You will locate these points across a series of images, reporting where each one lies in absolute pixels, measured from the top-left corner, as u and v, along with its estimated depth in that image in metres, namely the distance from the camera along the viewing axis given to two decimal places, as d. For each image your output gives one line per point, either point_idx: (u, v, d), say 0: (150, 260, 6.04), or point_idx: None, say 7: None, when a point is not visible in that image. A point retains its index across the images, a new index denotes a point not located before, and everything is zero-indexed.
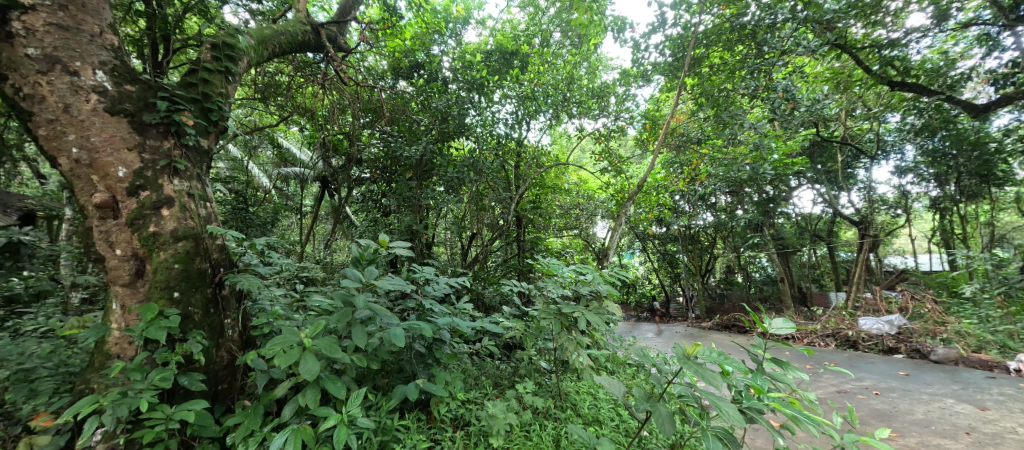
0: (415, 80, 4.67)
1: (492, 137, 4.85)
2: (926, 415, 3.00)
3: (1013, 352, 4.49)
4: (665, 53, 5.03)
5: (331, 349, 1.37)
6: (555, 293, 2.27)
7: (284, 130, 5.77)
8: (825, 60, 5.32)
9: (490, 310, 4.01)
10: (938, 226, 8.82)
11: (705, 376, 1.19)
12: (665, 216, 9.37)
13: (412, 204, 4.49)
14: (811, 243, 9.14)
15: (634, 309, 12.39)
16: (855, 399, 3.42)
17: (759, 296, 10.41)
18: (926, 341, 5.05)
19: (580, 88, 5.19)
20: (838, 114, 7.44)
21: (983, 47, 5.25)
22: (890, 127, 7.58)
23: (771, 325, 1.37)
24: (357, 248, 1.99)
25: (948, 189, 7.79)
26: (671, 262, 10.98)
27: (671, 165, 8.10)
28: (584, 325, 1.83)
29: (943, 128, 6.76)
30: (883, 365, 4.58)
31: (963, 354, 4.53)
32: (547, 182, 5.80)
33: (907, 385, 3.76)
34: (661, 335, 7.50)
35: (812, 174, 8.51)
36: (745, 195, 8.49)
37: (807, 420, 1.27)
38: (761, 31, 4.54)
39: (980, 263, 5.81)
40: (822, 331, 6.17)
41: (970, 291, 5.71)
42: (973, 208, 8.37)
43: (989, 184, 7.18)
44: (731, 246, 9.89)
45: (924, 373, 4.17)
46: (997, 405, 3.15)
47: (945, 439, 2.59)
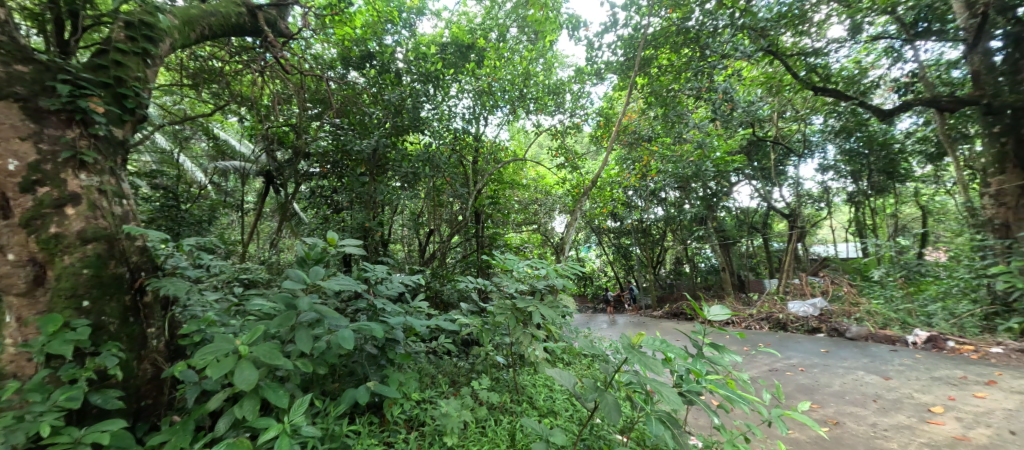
0: (367, 70, 4.47)
1: (448, 132, 4.84)
2: (842, 387, 3.37)
3: (912, 327, 5.08)
4: (617, 53, 5.25)
5: (271, 356, 1.28)
6: (510, 288, 2.29)
7: (220, 120, 5.32)
8: (760, 64, 5.82)
9: (448, 307, 3.97)
10: (854, 217, 9.85)
11: (647, 363, 1.22)
12: (618, 211, 9.71)
13: (365, 200, 4.37)
14: (748, 235, 9.87)
15: (591, 301, 12.78)
16: (784, 376, 3.77)
17: (704, 285, 11.12)
18: (843, 321, 5.66)
19: (536, 84, 5.27)
20: (771, 116, 8.06)
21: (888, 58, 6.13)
22: (815, 129, 8.38)
23: (709, 313, 1.49)
24: (302, 247, 1.88)
25: (861, 184, 8.73)
26: (625, 255, 11.42)
27: (624, 162, 8.49)
28: (538, 319, 1.87)
29: (858, 130, 7.57)
30: (807, 343, 5.09)
31: (872, 331, 5.10)
32: (504, 177, 5.84)
33: (826, 360, 4.21)
34: (614, 325, 7.85)
35: (749, 171, 9.16)
36: (691, 191, 9.04)
37: (739, 399, 1.37)
38: (703, 36, 4.86)
39: (886, 250, 6.57)
40: (758, 315, 6.87)
41: (878, 274, 6.46)
42: (881, 202, 9.45)
43: (894, 180, 8.16)
44: (679, 238, 10.47)
45: (841, 349, 4.68)
46: (898, 374, 3.60)
47: (857, 407, 2.93)
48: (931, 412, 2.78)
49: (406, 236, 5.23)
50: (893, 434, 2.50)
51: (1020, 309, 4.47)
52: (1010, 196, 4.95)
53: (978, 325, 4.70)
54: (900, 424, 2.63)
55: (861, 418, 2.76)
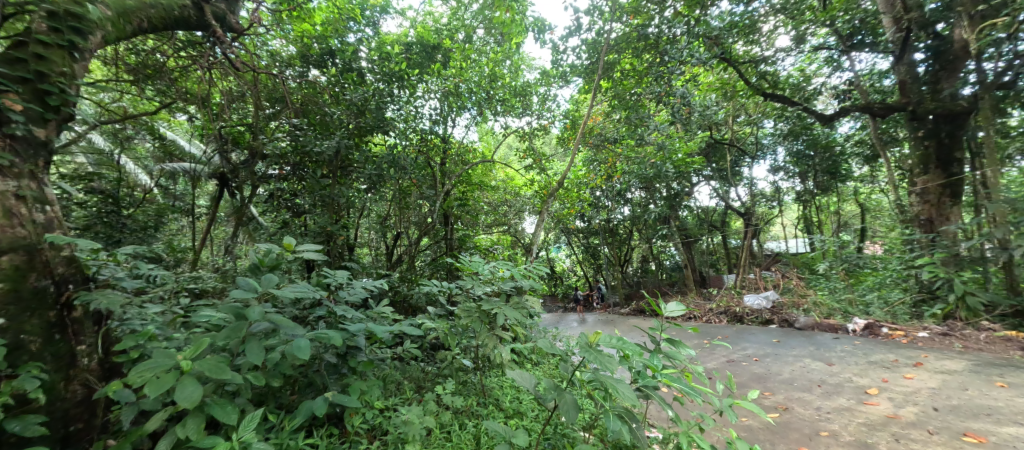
0: (327, 69, 4.29)
1: (414, 133, 4.82)
2: (791, 374, 3.60)
3: (852, 316, 5.51)
4: (581, 56, 5.37)
5: (217, 371, 1.21)
6: (476, 290, 2.29)
7: (167, 119, 4.99)
8: (716, 70, 6.13)
9: (415, 311, 3.91)
10: (802, 215, 10.54)
11: (603, 361, 1.26)
12: (586, 211, 9.90)
13: (327, 203, 4.12)
14: (708, 233, 10.34)
15: (561, 300, 12.96)
16: (739, 366, 3.99)
17: (668, 282, 11.54)
18: (793, 312, 6.05)
19: (503, 86, 5.27)
20: (727, 120, 8.50)
21: (829, 67, 6.63)
22: (766, 132, 8.91)
23: (665, 309, 1.62)
24: (256, 254, 1.79)
25: (807, 184, 9.36)
26: (593, 255, 11.66)
27: (591, 163, 8.69)
28: (502, 321, 1.87)
29: (803, 134, 8.13)
30: (761, 334, 5.40)
31: (818, 321, 5.48)
32: (473, 179, 5.80)
33: (778, 350, 4.48)
34: (584, 324, 8.00)
35: (708, 172, 9.59)
36: (655, 191, 9.36)
37: (692, 392, 1.43)
38: (661, 42, 5.07)
39: (830, 245, 7.08)
40: (717, 309, 7.21)
41: (823, 268, 6.95)
42: (825, 200, 10.17)
43: (836, 180, 8.80)
44: (644, 237, 10.81)
45: (791, 339, 4.99)
46: (840, 360, 3.89)
47: (803, 393, 3.14)
48: (867, 394, 3.03)
49: (373, 240, 5.07)
50: (834, 416, 2.70)
51: (942, 296, 4.94)
52: (933, 194, 5.46)
53: (907, 312, 5.16)
54: (840, 406, 2.84)
55: (807, 402, 2.96)
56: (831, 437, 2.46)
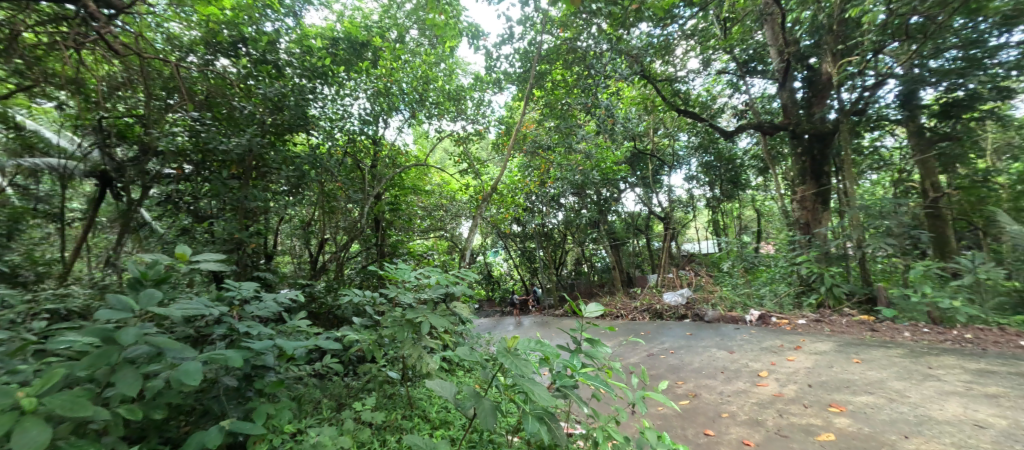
0: (238, 59, 3.72)
1: (343, 133, 4.59)
2: (700, 363, 3.99)
3: (750, 308, 6.26)
4: (514, 64, 5.48)
5: (73, 408, 1.01)
6: (401, 298, 2.21)
7: (27, 106, 4.16)
8: (638, 86, 6.63)
9: (339, 322, 3.68)
10: (712, 219, 11.75)
11: (520, 366, 1.30)
12: (521, 216, 10.09)
13: (237, 208, 3.48)
14: (633, 236, 11.09)
15: (498, 305, 13.02)
16: (657, 359, 4.33)
17: (599, 283, 12.13)
18: (703, 306, 6.71)
19: (436, 89, 5.19)
20: (648, 132, 9.22)
21: (730, 89, 7.60)
22: (681, 144, 9.82)
23: (585, 310, 1.72)
24: (136, 266, 1.55)
25: (715, 192, 10.47)
26: (529, 258, 11.89)
27: (526, 169, 8.92)
28: (426, 329, 1.83)
29: (710, 147, 9.21)
30: (677, 329, 5.92)
31: (723, 314, 6.12)
32: (406, 182, 5.62)
33: (690, 342, 4.93)
34: (519, 327, 8.12)
35: (633, 179, 10.31)
36: (586, 197, 9.83)
37: (607, 388, 1.52)
38: (589, 56, 5.33)
39: (733, 246, 7.97)
40: (641, 306, 7.75)
41: (728, 266, 7.80)
42: (730, 206, 11.44)
43: (738, 188, 9.95)
44: (577, 241, 11.28)
45: (701, 331, 5.53)
46: (739, 348, 4.39)
47: (710, 379, 3.49)
48: (759, 376, 3.46)
49: (296, 247, 4.56)
50: (733, 399, 3.05)
51: (816, 288, 5.81)
52: (809, 201, 6.43)
53: (791, 303, 5.99)
54: (738, 389, 3.21)
55: (712, 388, 3.30)
56: (730, 418, 2.77)
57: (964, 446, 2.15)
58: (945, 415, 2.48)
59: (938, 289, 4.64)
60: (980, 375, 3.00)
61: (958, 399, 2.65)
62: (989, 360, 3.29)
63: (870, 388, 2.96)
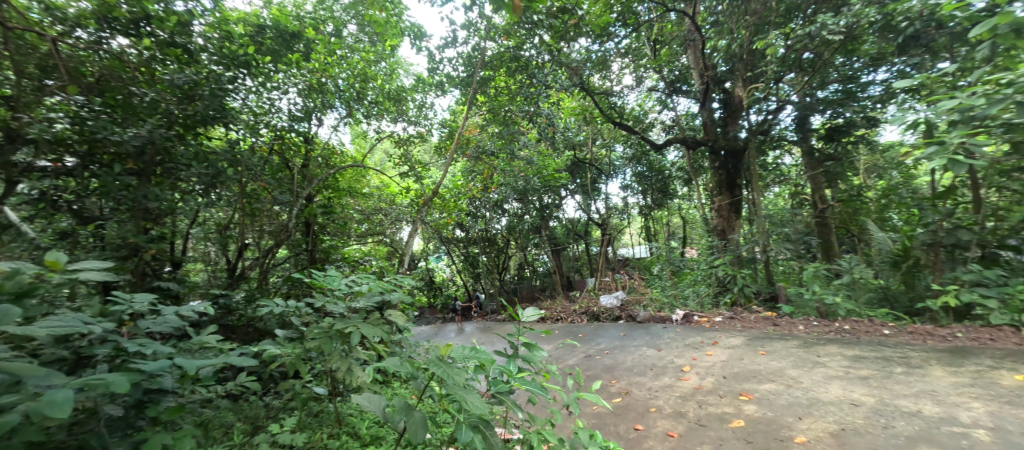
0: (139, 38, 3.07)
1: (269, 130, 4.21)
2: (632, 361, 4.22)
3: (676, 308, 6.76)
4: (458, 68, 5.44)
5: None
6: (329, 308, 2.07)
7: None
8: (578, 96, 6.92)
9: (260, 335, 3.35)
10: (644, 226, 12.53)
11: (451, 374, 1.29)
12: (464, 220, 10.00)
13: (130, 207, 2.97)
14: (573, 241, 11.47)
15: (440, 311, 12.73)
16: (594, 359, 4.51)
17: (540, 288, 12.35)
18: (636, 308, 7.12)
19: (376, 88, 5.00)
20: (587, 142, 9.64)
21: (660, 106, 8.24)
22: (617, 155, 10.39)
23: (523, 315, 1.75)
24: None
25: (647, 200, 11.19)
26: (472, 264, 11.80)
27: (469, 174, 8.90)
28: (356, 340, 1.72)
29: (642, 158, 9.89)
30: (612, 330, 6.22)
31: (653, 314, 6.54)
32: (341, 184, 5.32)
33: (624, 342, 5.20)
34: (461, 334, 8.00)
35: (573, 187, 10.69)
36: (529, 203, 10.01)
37: (541, 392, 1.55)
38: (531, 65, 5.44)
39: (662, 251, 8.57)
40: (579, 309, 8.03)
41: (658, 270, 8.35)
42: (660, 214, 12.30)
43: (666, 197, 10.74)
44: (519, 246, 11.41)
45: (634, 331, 5.86)
46: (666, 345, 4.72)
47: (640, 376, 3.70)
48: (682, 371, 3.74)
49: (211, 253, 3.98)
50: (660, 394, 3.26)
51: (730, 288, 6.44)
52: (724, 210, 7.13)
53: (711, 302, 6.56)
54: (664, 384, 3.45)
55: (643, 385, 3.50)
56: (657, 412, 2.95)
57: (844, 423, 2.49)
58: (830, 397, 2.86)
59: (825, 287, 5.36)
60: (856, 360, 3.50)
61: (840, 383, 3.07)
62: (862, 347, 3.86)
63: (773, 377, 3.33)
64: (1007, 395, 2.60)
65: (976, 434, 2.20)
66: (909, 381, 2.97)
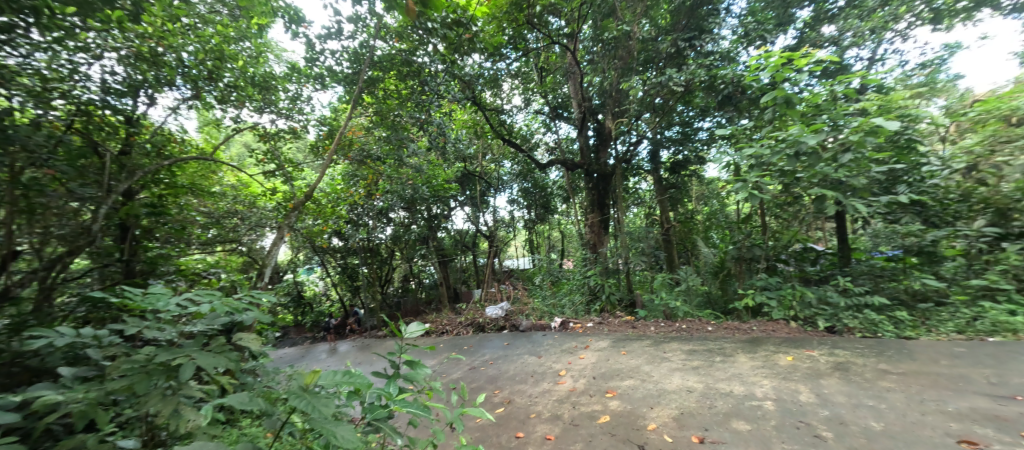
0: None
1: (69, 103, 3.18)
2: (514, 370, 4.36)
3: (555, 315, 7.24)
4: (342, 64, 5.00)
5: None
6: (150, 336, 1.66)
7: None
8: (470, 109, 7.04)
9: None
10: (528, 239, 13.26)
11: (316, 406, 1.15)
12: (342, 228, 9.16)
13: None
14: (461, 252, 11.42)
15: (309, 330, 11.29)
16: (478, 371, 4.52)
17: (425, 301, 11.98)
18: (519, 317, 7.39)
19: (236, 70, 4.33)
20: (477, 155, 9.81)
21: (544, 128, 8.94)
22: (506, 170, 10.84)
23: (405, 331, 1.66)
24: None
25: (532, 214, 11.91)
26: (351, 276, 10.82)
27: (352, 178, 8.32)
28: (186, 375, 1.41)
29: (528, 175, 10.72)
30: (496, 340, 6.36)
31: (534, 323, 6.88)
32: (181, 179, 4.34)
33: (507, 351, 5.34)
34: (334, 354, 7.25)
35: (463, 197, 10.72)
36: (416, 212, 9.71)
37: (423, 413, 1.46)
38: (424, 72, 5.28)
39: (544, 263, 9.12)
40: (465, 321, 7.99)
41: (539, 280, 8.85)
42: (542, 228, 13.16)
43: (549, 212, 11.72)
44: (405, 257, 10.89)
45: (516, 340, 6.09)
46: (545, 352, 5.01)
47: (522, 384, 3.83)
48: (559, 375, 3.99)
49: None
50: (539, 399, 3.42)
51: (599, 296, 7.19)
52: (596, 226, 8.01)
53: (583, 309, 7.23)
54: (544, 390, 3.63)
55: (524, 392, 3.63)
56: (536, 417, 3.08)
57: (682, 407, 2.95)
58: (673, 386, 3.37)
59: (670, 293, 6.38)
60: (690, 354, 4.22)
61: (679, 374, 3.65)
62: (694, 342, 4.68)
63: (631, 373, 3.79)
64: (783, 372, 3.41)
65: (766, 405, 2.83)
66: (724, 367, 3.70)
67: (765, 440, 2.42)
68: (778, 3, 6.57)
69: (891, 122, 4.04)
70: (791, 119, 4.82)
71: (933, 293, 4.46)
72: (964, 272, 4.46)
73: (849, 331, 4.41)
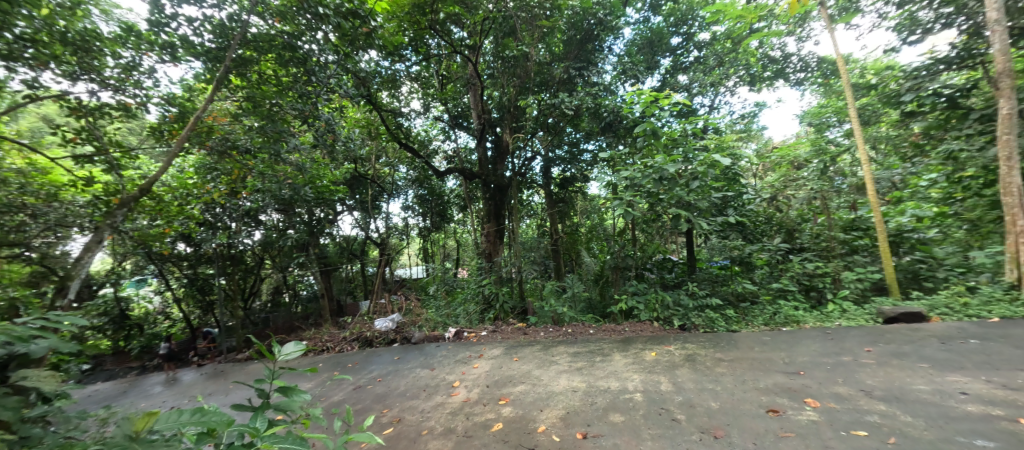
0: None
1: None
2: (405, 385, 4.12)
3: (448, 326, 7.11)
4: (203, 36, 4.19)
5: None
6: None
7: None
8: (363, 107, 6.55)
9: None
10: (423, 248, 12.84)
11: None
12: (194, 232, 7.62)
13: None
14: (347, 261, 10.48)
15: (139, 358, 9.03)
16: (364, 391, 4.16)
17: (301, 316, 10.64)
18: (411, 329, 7.05)
19: (39, 22, 3.32)
20: (370, 158, 9.18)
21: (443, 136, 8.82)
22: (401, 175, 10.39)
23: (280, 352, 1.43)
24: None
25: (427, 222, 11.60)
26: (203, 290, 9.03)
27: (210, 172, 7.03)
28: None
29: (424, 182, 10.42)
30: (385, 354, 5.96)
31: (427, 334, 6.63)
32: None
33: (397, 367, 5.03)
34: (174, 387, 5.92)
35: (351, 201, 9.90)
36: (294, 215, 8.64)
37: (300, 447, 1.26)
38: (310, 61, 4.71)
39: (439, 272, 8.91)
40: (350, 336, 7.30)
41: (434, 290, 8.61)
42: (437, 236, 12.90)
43: (444, 220, 11.61)
44: (278, 266, 9.54)
45: (408, 354, 5.79)
46: (438, 364, 4.86)
47: (413, 400, 3.64)
48: (453, 386, 3.91)
49: None
50: (431, 414, 3.29)
51: (493, 305, 7.30)
52: (491, 236, 8.16)
53: (477, 318, 7.26)
54: (437, 403, 3.50)
55: (416, 408, 3.45)
56: (428, 433, 2.95)
57: (568, 407, 3.14)
58: (560, 388, 3.57)
59: (558, 300, 6.80)
60: (574, 356, 4.54)
61: (565, 375, 3.89)
62: (578, 345, 5.05)
63: (523, 379, 3.90)
64: (649, 367, 3.90)
65: (636, 397, 3.19)
66: (603, 366, 4.07)
67: (636, 428, 2.71)
68: (648, 49, 7.70)
69: (725, 159, 5.02)
70: (657, 148, 5.64)
71: (749, 295, 5.63)
72: (768, 277, 5.75)
73: (695, 328, 5.26)
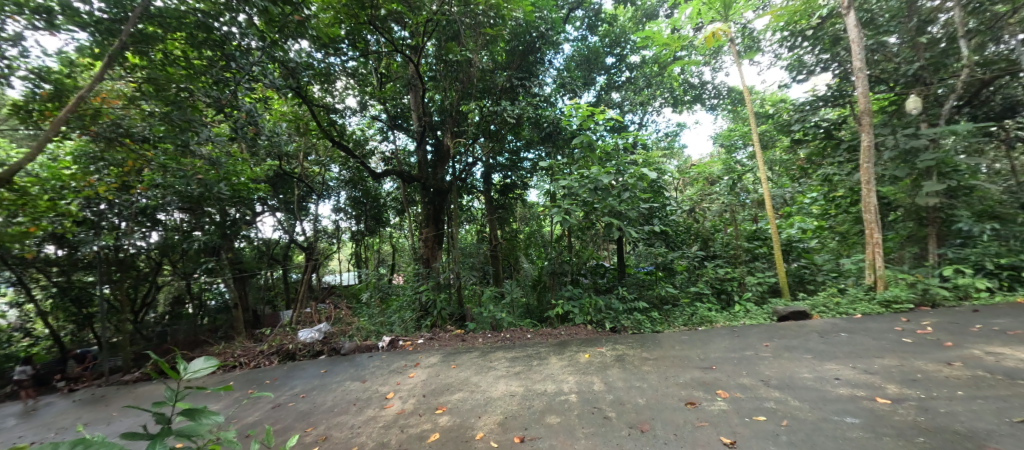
0: None
1: None
2: (332, 400, 3.84)
3: (381, 334, 6.77)
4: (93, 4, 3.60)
5: None
6: None
7: None
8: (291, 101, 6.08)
9: None
10: (354, 252, 12.15)
11: None
12: (71, 231, 6.46)
13: None
14: (267, 267, 9.56)
15: None
16: (284, 409, 3.79)
17: (209, 328, 9.46)
18: (340, 339, 6.60)
19: None
20: (297, 155, 8.51)
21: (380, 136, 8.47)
22: (332, 175, 9.78)
23: (186, 370, 1.25)
24: None
25: (360, 225, 11.00)
26: (81, 301, 7.66)
27: (94, 162, 5.98)
28: None
29: (359, 184, 9.87)
30: (309, 368, 5.50)
31: (358, 344, 6.25)
32: None
33: (324, 380, 4.67)
34: (37, 419, 4.92)
35: (274, 201, 9.07)
36: (203, 215, 7.71)
37: None
38: (229, 45, 4.27)
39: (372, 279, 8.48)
40: (268, 349, 6.64)
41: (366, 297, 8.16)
42: (371, 241, 12.29)
43: (379, 224, 11.09)
44: (181, 272, 8.42)
45: (335, 366, 5.40)
46: (370, 375, 4.59)
47: (341, 416, 3.40)
48: (386, 398, 3.72)
49: None
50: (362, 429, 3.09)
51: (430, 312, 7.10)
52: (429, 240, 7.97)
53: (413, 326, 7.01)
54: (368, 417, 3.31)
55: (345, 424, 3.22)
56: None
57: (506, 412, 3.15)
58: (497, 393, 3.56)
59: (496, 305, 6.81)
60: (511, 361, 4.57)
61: (503, 381, 3.89)
62: (515, 350, 5.09)
63: (460, 386, 3.84)
64: (583, 368, 4.04)
65: (571, 398, 3.28)
66: (540, 370, 4.14)
67: (571, 428, 2.78)
68: (585, 66, 8.11)
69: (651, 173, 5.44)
70: (592, 160, 5.95)
71: (671, 298, 6.11)
72: (686, 281, 6.31)
73: (625, 329, 5.56)
